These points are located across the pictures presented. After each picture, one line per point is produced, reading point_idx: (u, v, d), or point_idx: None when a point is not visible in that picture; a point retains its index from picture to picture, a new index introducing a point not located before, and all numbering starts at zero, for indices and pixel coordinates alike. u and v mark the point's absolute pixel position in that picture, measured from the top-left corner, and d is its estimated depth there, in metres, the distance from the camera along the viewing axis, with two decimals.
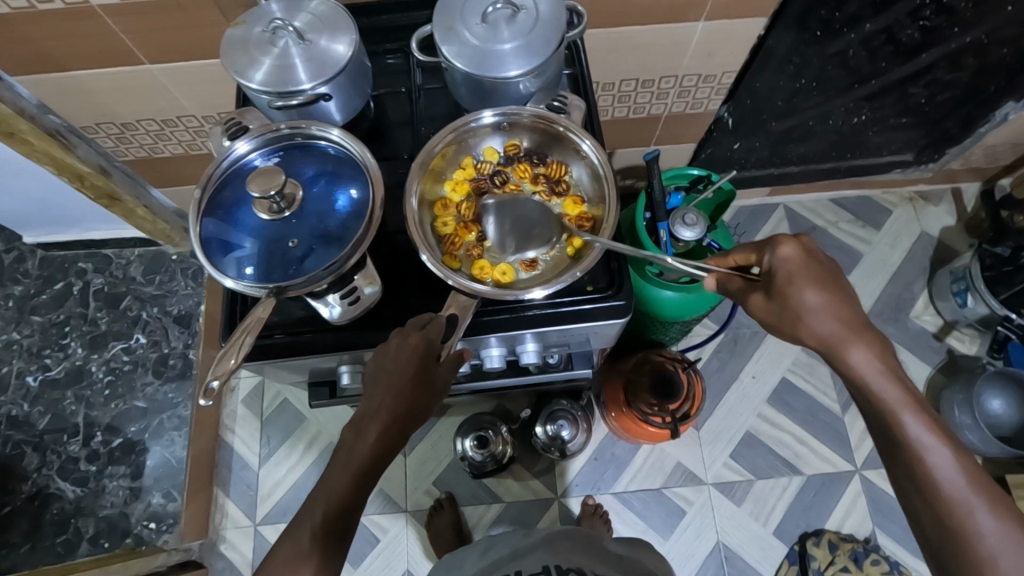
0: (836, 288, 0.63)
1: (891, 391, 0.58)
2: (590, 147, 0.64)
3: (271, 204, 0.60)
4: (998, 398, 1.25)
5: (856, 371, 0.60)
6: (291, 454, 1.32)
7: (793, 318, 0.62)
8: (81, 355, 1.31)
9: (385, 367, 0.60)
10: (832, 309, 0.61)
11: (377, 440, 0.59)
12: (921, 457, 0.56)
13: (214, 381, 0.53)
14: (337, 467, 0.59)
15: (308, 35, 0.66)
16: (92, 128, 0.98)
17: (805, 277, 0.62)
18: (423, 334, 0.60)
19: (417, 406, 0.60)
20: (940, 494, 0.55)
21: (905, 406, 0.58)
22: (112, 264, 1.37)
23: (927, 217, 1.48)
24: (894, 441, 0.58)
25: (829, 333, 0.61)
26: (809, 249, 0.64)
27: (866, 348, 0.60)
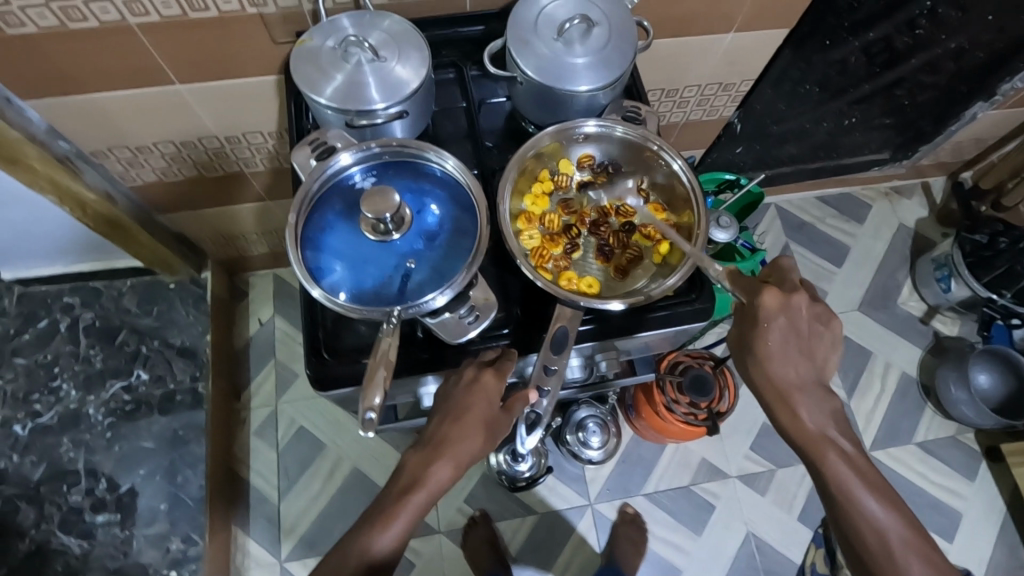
0: (808, 342, 0.60)
1: (829, 443, 0.59)
2: (681, 166, 0.65)
3: (378, 225, 0.58)
4: (985, 373, 1.36)
5: (799, 422, 0.59)
6: (313, 484, 1.27)
7: (759, 360, 0.59)
8: (75, 397, 1.21)
9: (450, 397, 0.60)
10: (799, 360, 0.59)
11: (428, 471, 0.58)
12: (854, 506, 0.58)
13: (371, 413, 0.51)
14: (394, 488, 0.59)
15: (381, 53, 0.64)
16: (102, 152, 0.91)
17: (780, 325, 0.58)
18: (494, 371, 0.60)
19: (472, 442, 0.59)
20: (872, 544, 0.57)
21: (841, 457, 0.59)
22: (102, 297, 1.26)
23: (903, 210, 1.59)
24: (827, 488, 0.59)
25: (787, 382, 0.59)
26: (792, 297, 0.59)
27: (812, 400, 0.60)
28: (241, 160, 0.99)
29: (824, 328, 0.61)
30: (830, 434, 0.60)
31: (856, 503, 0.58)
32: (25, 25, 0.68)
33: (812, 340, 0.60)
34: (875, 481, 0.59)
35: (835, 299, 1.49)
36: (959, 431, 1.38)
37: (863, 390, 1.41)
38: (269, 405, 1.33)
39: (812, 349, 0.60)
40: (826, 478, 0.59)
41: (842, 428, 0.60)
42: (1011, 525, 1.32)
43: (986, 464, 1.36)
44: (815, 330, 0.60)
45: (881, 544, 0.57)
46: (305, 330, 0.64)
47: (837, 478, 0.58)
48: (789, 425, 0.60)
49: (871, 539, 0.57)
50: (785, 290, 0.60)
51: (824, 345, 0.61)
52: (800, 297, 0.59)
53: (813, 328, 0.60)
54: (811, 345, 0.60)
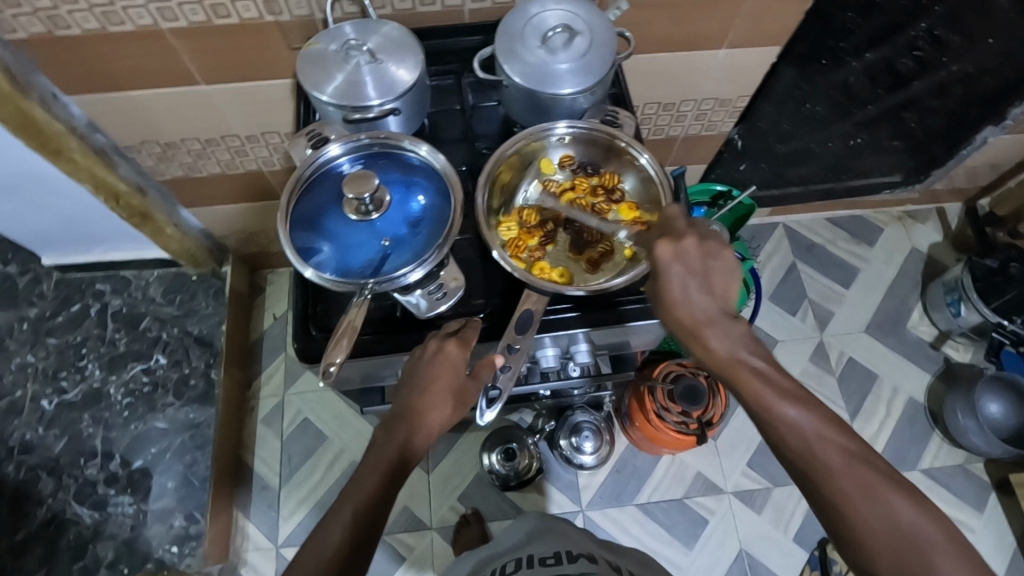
0: (705, 279, 0.58)
1: (742, 366, 0.57)
2: (648, 160, 0.69)
3: (361, 206, 0.63)
4: (996, 403, 1.32)
5: (709, 351, 0.57)
6: (313, 474, 1.31)
7: (665, 309, 0.58)
8: (99, 376, 1.29)
9: (417, 370, 0.62)
10: (700, 297, 0.57)
11: (404, 441, 0.59)
12: (770, 415, 0.54)
13: (332, 367, 0.57)
14: (367, 467, 0.57)
15: (379, 56, 0.70)
16: (135, 146, 1.00)
17: (677, 270, 0.57)
18: (456, 340, 0.63)
19: (443, 410, 0.61)
20: (795, 446, 0.53)
21: (754, 375, 0.56)
22: (130, 285, 1.35)
23: (916, 234, 1.57)
24: (747, 403, 0.56)
25: (692, 319, 0.57)
26: (681, 241, 0.58)
27: (720, 329, 0.57)
28: (260, 158, 1.07)
29: (718, 259, 0.58)
30: (744, 357, 0.57)
31: (775, 415, 0.54)
32: (72, 27, 0.76)
33: (711, 276, 0.58)
34: (794, 390, 0.55)
35: (842, 321, 1.48)
36: (968, 461, 1.34)
37: (867, 413, 1.39)
38: (277, 396, 1.39)
39: (712, 283, 0.58)
40: (746, 397, 0.56)
41: (754, 350, 0.57)
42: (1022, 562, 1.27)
43: (995, 496, 1.31)
44: (711, 260, 0.58)
45: (804, 447, 0.53)
46: (296, 306, 0.69)
47: (754, 393, 0.55)
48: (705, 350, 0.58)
49: (794, 443, 0.53)
50: (675, 236, 0.59)
51: (723, 275, 0.58)
52: (687, 239, 0.58)
53: (709, 262, 0.58)
54: (710, 279, 0.58)
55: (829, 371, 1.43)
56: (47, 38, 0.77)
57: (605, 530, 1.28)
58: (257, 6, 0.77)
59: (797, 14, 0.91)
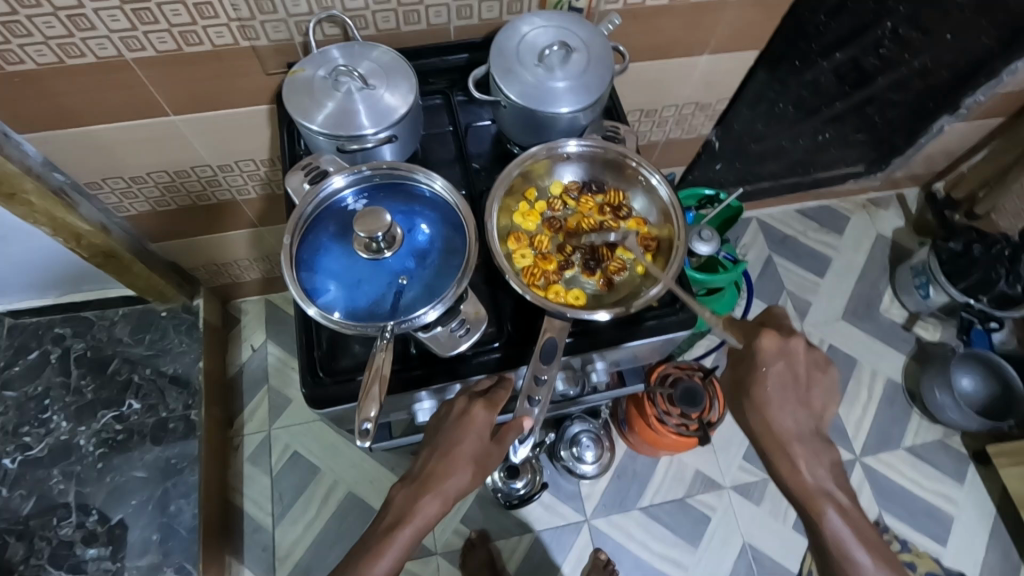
0: (805, 386, 0.64)
1: (828, 502, 0.62)
2: (658, 179, 0.68)
3: (371, 244, 0.60)
4: (968, 375, 1.40)
5: (797, 474, 0.62)
6: (307, 510, 1.26)
7: (757, 405, 0.63)
8: (66, 428, 1.20)
9: (442, 430, 0.63)
10: (797, 409, 0.63)
11: (416, 507, 0.61)
12: (849, 561, 0.61)
13: (366, 423, 0.53)
14: (383, 527, 0.62)
15: (370, 82, 0.67)
16: (96, 183, 0.93)
17: (778, 367, 0.63)
18: (482, 402, 0.63)
19: (461, 476, 0.61)
20: None
21: (838, 513, 0.61)
22: (94, 327, 1.26)
23: (881, 221, 1.63)
24: (824, 541, 0.62)
25: (785, 432, 0.62)
26: (789, 340, 0.64)
27: (811, 452, 0.63)
28: (233, 187, 1.01)
29: (819, 375, 0.65)
30: (829, 490, 0.63)
31: (853, 562, 0.61)
32: (25, 62, 0.70)
33: (810, 388, 0.64)
34: (873, 541, 0.61)
35: (819, 310, 1.52)
36: (946, 436, 1.41)
37: (851, 398, 1.43)
38: (262, 431, 1.33)
39: (809, 395, 0.64)
40: (826, 537, 0.61)
41: (840, 483, 0.63)
42: (1003, 527, 1.33)
43: (974, 467, 1.38)
44: (813, 373, 0.65)
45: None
46: (301, 352, 0.65)
47: (835, 536, 0.61)
48: (794, 482, 0.63)
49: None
50: (781, 334, 0.65)
51: (820, 394, 0.65)
52: (797, 342, 0.64)
53: (812, 378, 0.65)
54: (810, 394, 0.64)
55: None
56: None
57: (610, 538, 1.27)
58: (230, 32, 0.72)
59: (774, 18, 0.92)
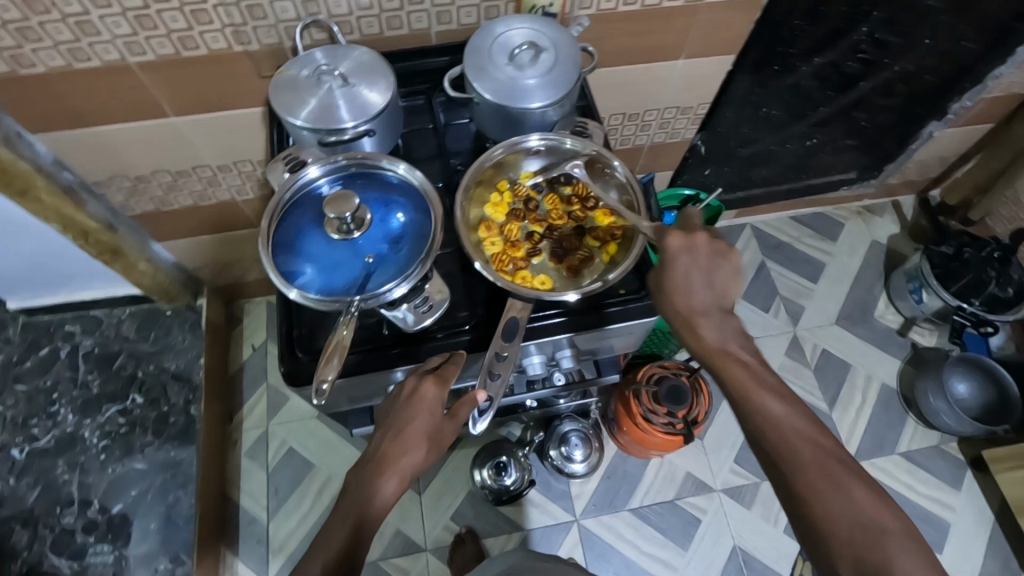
0: (710, 269, 0.65)
1: (737, 364, 0.63)
2: (619, 167, 0.71)
3: (342, 225, 0.64)
4: (962, 383, 1.38)
5: (701, 338, 0.64)
6: (301, 504, 1.29)
7: (666, 294, 0.65)
8: (72, 421, 1.25)
9: (393, 411, 0.65)
10: (701, 287, 0.64)
11: (375, 487, 0.62)
12: (768, 422, 0.60)
13: (324, 384, 0.58)
14: (342, 515, 0.62)
15: (351, 80, 0.71)
16: (104, 182, 0.99)
17: (682, 260, 0.64)
18: (432, 379, 0.65)
19: (416, 454, 0.64)
20: (783, 455, 0.59)
21: (750, 377, 0.63)
22: (102, 324, 1.31)
23: (875, 227, 1.64)
24: (746, 412, 0.62)
25: (690, 306, 0.64)
26: (693, 234, 0.64)
27: (714, 321, 0.64)
28: (233, 188, 1.06)
29: (724, 260, 0.65)
30: (733, 350, 0.64)
31: (774, 423, 0.60)
32: (37, 65, 0.76)
33: (714, 270, 0.65)
34: (789, 400, 0.61)
35: (813, 315, 1.52)
36: (943, 441, 1.39)
37: (844, 402, 1.43)
38: (260, 427, 1.36)
39: (715, 278, 0.65)
40: (744, 402, 0.62)
41: (743, 345, 0.65)
42: (1002, 535, 1.31)
43: (972, 473, 1.36)
44: (717, 258, 0.65)
45: (796, 458, 0.58)
46: (281, 330, 0.69)
47: (752, 401, 0.61)
48: (726, 377, 0.63)
49: (786, 450, 0.59)
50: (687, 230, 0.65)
51: (728, 275, 0.65)
52: (699, 234, 0.65)
53: (715, 260, 0.65)
54: (714, 274, 0.65)
55: (805, 364, 1.47)
56: (12, 78, 0.76)
57: (599, 538, 1.28)
58: (224, 37, 0.78)
59: (747, 23, 0.96)
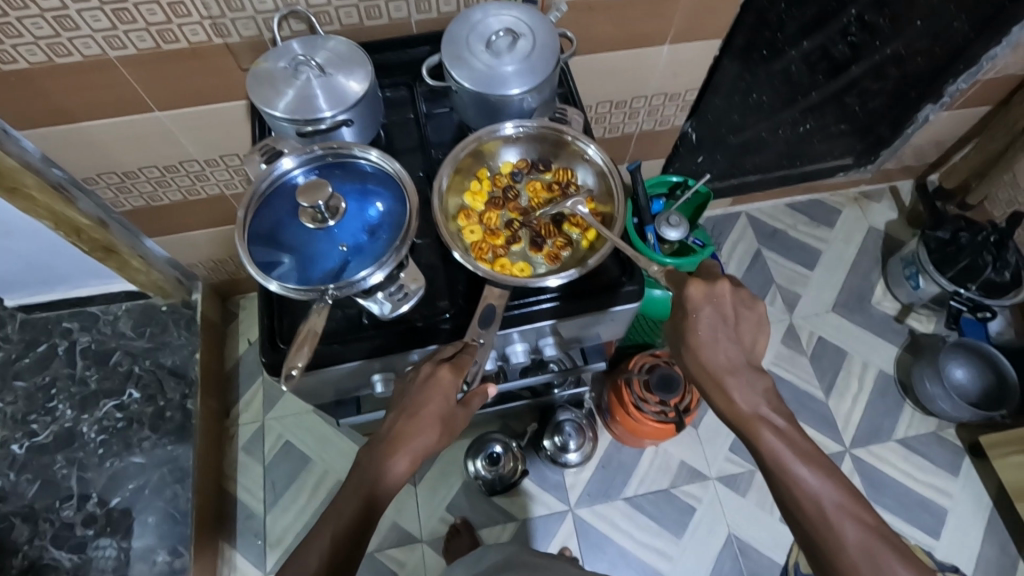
0: (735, 325, 0.66)
1: (764, 423, 0.64)
2: (595, 150, 0.71)
3: (317, 214, 0.63)
4: (960, 367, 1.37)
5: (732, 403, 0.65)
6: (298, 497, 1.30)
7: (692, 349, 0.66)
8: (70, 416, 1.27)
9: (409, 392, 0.65)
10: (727, 343, 0.65)
11: (384, 466, 0.63)
12: (807, 498, 0.61)
13: (293, 369, 0.59)
14: (351, 489, 0.63)
15: (328, 70, 0.71)
16: (92, 178, 0.99)
17: (707, 314, 0.65)
18: (449, 366, 0.65)
19: (427, 437, 0.64)
20: (827, 537, 0.59)
21: (778, 438, 0.63)
22: (99, 321, 1.33)
23: (872, 213, 1.62)
24: (786, 487, 0.62)
25: (718, 366, 0.65)
26: (716, 287, 0.65)
27: (743, 379, 0.65)
28: (221, 182, 1.07)
29: (749, 310, 0.67)
30: (764, 413, 0.65)
31: (817, 503, 0.60)
32: (18, 61, 0.76)
33: (739, 324, 0.66)
34: (823, 464, 0.62)
35: (809, 302, 1.52)
36: (940, 427, 1.38)
37: (840, 389, 1.42)
38: (256, 421, 1.37)
39: (740, 333, 0.66)
40: (784, 477, 0.62)
41: (773, 405, 0.65)
42: (1000, 520, 1.30)
43: (970, 460, 1.35)
44: (741, 312, 0.66)
45: (840, 539, 0.58)
46: (261, 322, 0.69)
47: (794, 479, 0.61)
48: (762, 447, 0.63)
49: (828, 533, 0.59)
50: (707, 281, 0.66)
51: (751, 328, 0.67)
52: (722, 286, 0.65)
53: (740, 313, 0.66)
54: (738, 328, 0.66)
55: (800, 352, 1.46)
56: None
57: (594, 528, 1.28)
58: (203, 30, 0.78)
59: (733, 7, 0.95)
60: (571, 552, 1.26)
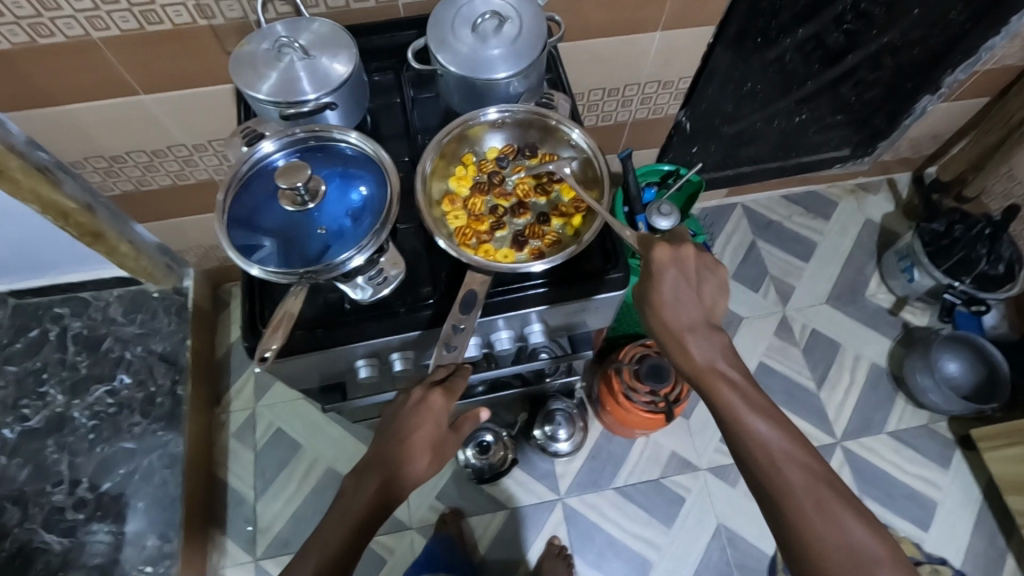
0: (697, 284, 0.66)
1: (719, 377, 0.64)
2: (580, 134, 0.70)
3: (297, 197, 0.63)
4: (954, 361, 1.36)
5: (688, 356, 0.64)
6: (288, 484, 1.31)
7: (653, 308, 0.65)
8: (61, 402, 1.27)
9: (399, 417, 0.67)
10: (688, 303, 0.65)
11: (372, 491, 0.63)
12: (760, 445, 0.60)
13: (268, 352, 0.61)
14: (336, 518, 0.63)
15: (312, 52, 0.70)
16: (79, 162, 0.99)
17: (671, 274, 0.65)
18: (440, 390, 0.67)
19: (418, 462, 0.65)
20: (776, 481, 0.58)
21: (731, 389, 0.63)
22: (90, 307, 1.32)
23: (868, 205, 1.61)
24: (740, 439, 0.61)
25: (677, 323, 0.65)
26: (680, 248, 0.65)
27: (701, 337, 0.65)
28: (210, 168, 1.06)
29: (712, 273, 0.67)
30: (720, 368, 0.64)
31: (767, 449, 0.60)
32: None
33: (701, 283, 0.66)
34: (774, 414, 0.62)
35: (803, 295, 1.51)
36: (932, 420, 1.38)
37: (832, 382, 1.42)
38: (247, 409, 1.37)
39: (702, 293, 0.66)
40: (737, 425, 0.61)
41: (730, 362, 0.65)
42: (988, 513, 1.30)
43: (961, 453, 1.35)
44: (705, 274, 0.66)
45: (788, 482, 0.58)
46: (243, 307, 0.69)
47: (748, 430, 0.61)
48: (719, 402, 0.63)
49: (777, 477, 0.58)
50: (674, 244, 0.66)
51: (714, 289, 0.66)
52: (687, 248, 0.66)
53: (702, 273, 0.66)
54: (702, 288, 0.66)
55: (793, 344, 1.46)
56: None
57: (584, 517, 1.28)
58: (187, 11, 0.77)
59: None
60: (560, 541, 1.26)
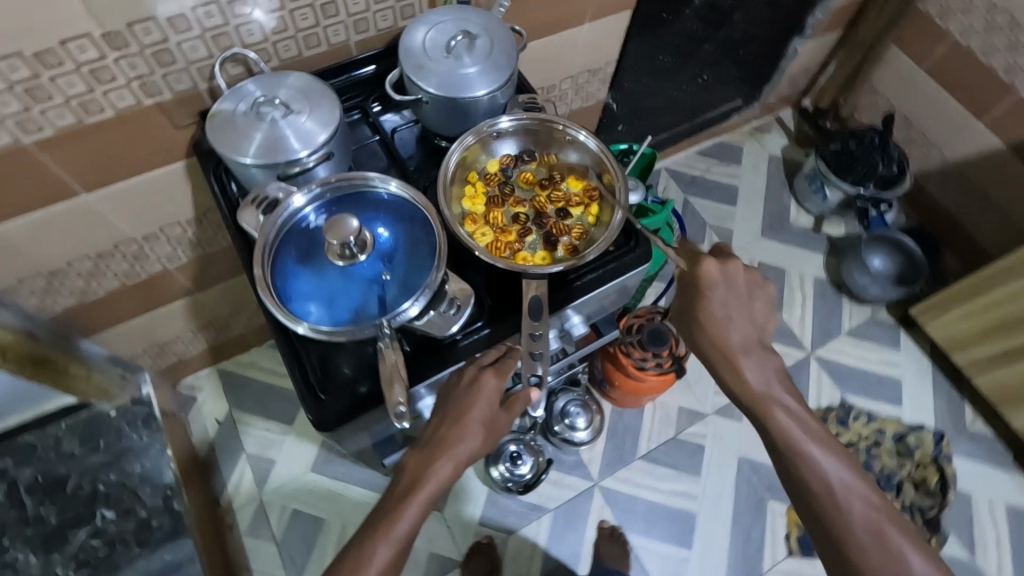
0: (748, 299, 0.72)
1: (774, 402, 0.71)
2: (586, 134, 0.72)
3: (344, 250, 0.61)
4: (878, 257, 1.56)
5: (744, 381, 0.71)
6: (323, 563, 1.23)
7: (704, 324, 0.71)
8: (37, 563, 1.09)
9: (453, 397, 0.65)
10: (739, 320, 0.71)
11: (430, 470, 0.64)
12: (812, 469, 0.69)
13: (400, 407, 0.60)
14: (398, 490, 0.65)
15: (294, 107, 0.68)
16: (13, 286, 0.87)
17: (720, 291, 0.71)
18: (493, 370, 0.65)
19: (472, 441, 0.65)
20: (827, 504, 0.67)
21: (785, 413, 0.71)
22: (38, 448, 1.15)
23: (769, 142, 1.79)
24: (796, 465, 0.69)
25: (733, 344, 0.71)
26: (727, 264, 0.72)
27: (755, 359, 0.71)
28: (163, 257, 0.98)
29: (758, 291, 0.73)
30: (775, 392, 0.72)
31: (826, 480, 0.68)
32: None
33: (752, 302, 0.72)
34: (828, 444, 0.70)
35: (741, 234, 1.66)
36: (874, 312, 1.58)
37: (789, 303, 1.57)
38: (253, 501, 1.28)
39: (752, 309, 0.72)
40: (792, 449, 0.70)
41: (783, 386, 0.72)
42: (941, 375, 1.51)
43: (904, 332, 1.55)
44: (754, 290, 0.73)
45: (845, 509, 0.66)
46: (295, 376, 0.65)
47: (807, 458, 0.69)
48: (773, 425, 0.70)
49: (836, 504, 0.67)
50: (723, 258, 0.72)
51: (761, 308, 0.73)
52: (735, 265, 0.72)
53: (752, 291, 0.72)
54: (751, 306, 0.72)
55: None
56: None
57: (622, 493, 1.33)
58: (132, 92, 0.71)
59: None
60: (609, 523, 1.29)
